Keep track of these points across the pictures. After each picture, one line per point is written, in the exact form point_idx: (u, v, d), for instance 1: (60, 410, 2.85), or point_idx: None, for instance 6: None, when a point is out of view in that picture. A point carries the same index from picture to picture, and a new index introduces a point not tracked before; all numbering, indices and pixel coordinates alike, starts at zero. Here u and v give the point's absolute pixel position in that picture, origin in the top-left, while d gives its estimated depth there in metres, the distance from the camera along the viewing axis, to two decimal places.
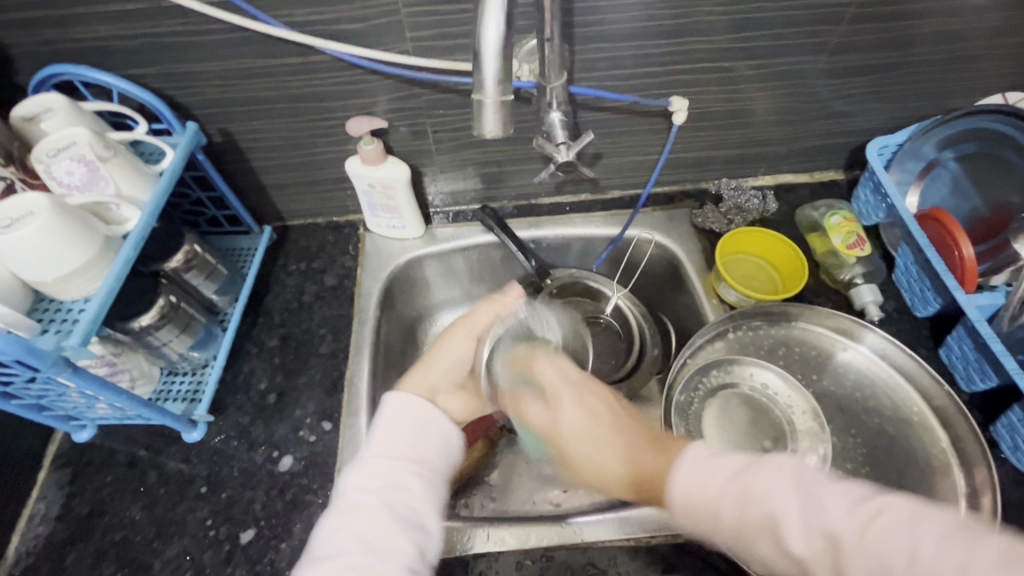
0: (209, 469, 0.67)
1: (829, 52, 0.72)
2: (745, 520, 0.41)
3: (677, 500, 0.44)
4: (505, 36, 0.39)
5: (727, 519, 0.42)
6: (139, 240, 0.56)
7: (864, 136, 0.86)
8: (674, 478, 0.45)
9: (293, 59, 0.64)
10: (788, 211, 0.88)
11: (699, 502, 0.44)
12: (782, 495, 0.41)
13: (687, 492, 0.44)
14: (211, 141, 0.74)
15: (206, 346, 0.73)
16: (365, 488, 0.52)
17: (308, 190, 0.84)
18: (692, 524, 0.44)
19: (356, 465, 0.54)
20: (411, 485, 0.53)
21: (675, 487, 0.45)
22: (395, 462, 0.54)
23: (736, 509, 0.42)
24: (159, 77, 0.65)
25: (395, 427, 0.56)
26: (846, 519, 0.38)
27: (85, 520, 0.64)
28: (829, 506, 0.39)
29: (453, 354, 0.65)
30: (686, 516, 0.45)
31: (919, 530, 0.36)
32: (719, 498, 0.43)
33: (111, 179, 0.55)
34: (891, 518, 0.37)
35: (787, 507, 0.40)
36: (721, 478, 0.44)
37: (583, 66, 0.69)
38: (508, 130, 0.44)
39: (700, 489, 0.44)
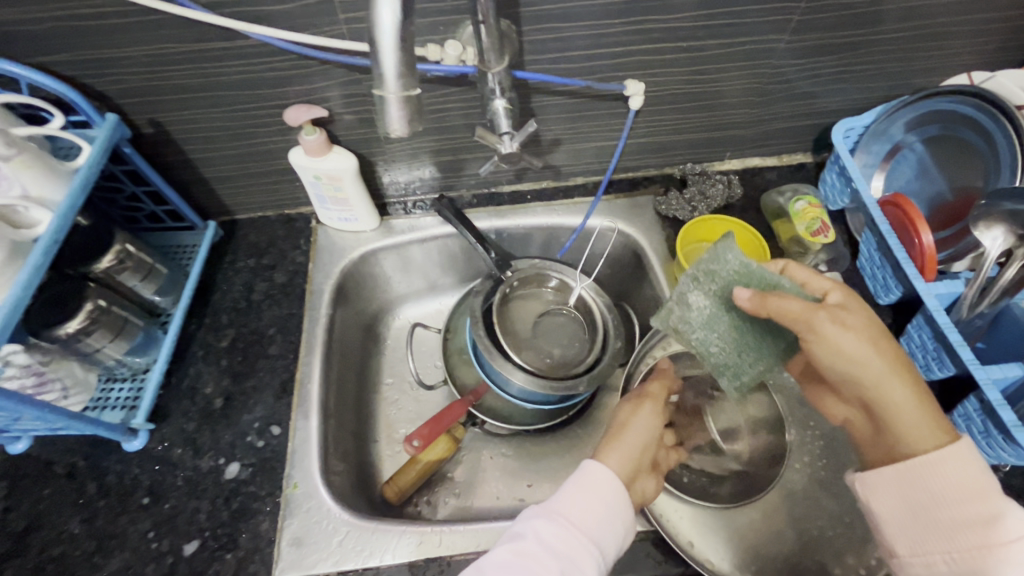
0: (152, 478, 0.65)
1: (794, 30, 0.69)
2: (947, 565, 0.45)
3: (936, 470, 0.47)
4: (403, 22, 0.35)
5: (963, 533, 0.45)
6: (51, 243, 0.52)
7: (831, 118, 0.83)
8: (934, 464, 0.47)
9: (218, 43, 0.59)
10: (754, 196, 0.86)
11: (917, 509, 0.47)
12: (1007, 553, 0.42)
13: (898, 512, 0.48)
14: (141, 133, 0.69)
15: (147, 349, 0.69)
16: (554, 550, 0.48)
17: (254, 182, 0.79)
18: (904, 518, 0.48)
19: (541, 517, 0.51)
20: (586, 562, 0.49)
21: (914, 478, 0.48)
22: (580, 531, 0.50)
23: (967, 505, 0.45)
24: (73, 64, 0.59)
25: (591, 496, 0.51)
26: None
27: (20, 535, 0.62)
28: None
29: (642, 428, 0.58)
30: (908, 503, 0.48)
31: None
32: (969, 501, 0.45)
33: (16, 179, 0.51)
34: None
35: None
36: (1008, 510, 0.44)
37: (534, 49, 0.65)
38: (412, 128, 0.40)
39: (929, 498, 0.47)
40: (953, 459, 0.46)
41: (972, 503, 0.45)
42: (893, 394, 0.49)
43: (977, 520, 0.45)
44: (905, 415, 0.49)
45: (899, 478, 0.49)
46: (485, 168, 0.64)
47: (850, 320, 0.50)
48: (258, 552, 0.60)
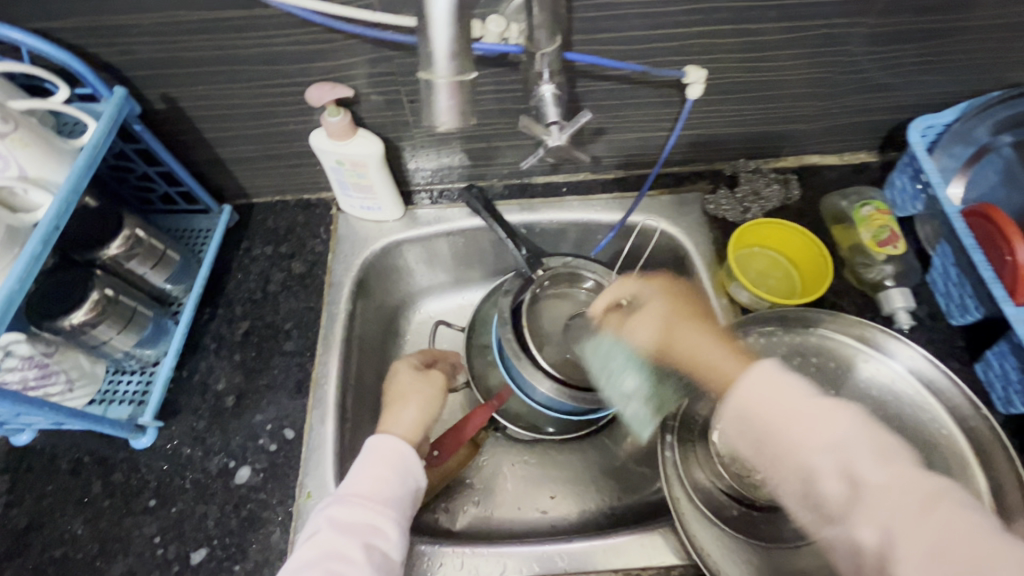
0: (159, 479, 0.61)
1: (879, 13, 0.61)
2: (803, 488, 0.45)
3: (748, 403, 0.48)
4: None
5: (799, 454, 0.45)
6: (53, 230, 0.47)
7: (906, 113, 0.75)
8: (742, 398, 0.48)
9: (236, 12, 0.53)
10: (813, 198, 0.78)
11: (756, 442, 0.48)
12: (848, 460, 0.43)
13: (745, 445, 0.49)
14: (152, 109, 0.64)
15: (156, 341, 0.65)
16: (340, 525, 0.52)
17: (272, 164, 0.74)
18: (752, 451, 0.48)
19: (333, 503, 0.53)
20: (389, 528, 0.53)
21: (744, 415, 0.48)
22: (369, 501, 0.53)
23: (784, 427, 0.46)
24: (78, 31, 0.54)
25: (369, 469, 0.55)
26: (864, 474, 0.42)
27: (23, 533, 0.59)
28: (852, 460, 0.42)
29: (401, 415, 0.63)
30: (744, 434, 0.49)
31: (903, 493, 0.40)
32: (795, 424, 0.45)
33: (12, 158, 0.47)
34: (890, 469, 0.41)
35: (823, 466, 0.43)
36: (800, 410, 0.46)
37: (585, 27, 0.58)
38: (465, 120, 0.37)
39: (760, 429, 0.47)
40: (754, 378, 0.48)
41: (797, 426, 0.45)
42: (696, 346, 0.56)
43: (785, 423, 0.46)
44: (707, 357, 0.55)
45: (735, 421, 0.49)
46: (528, 160, 0.55)
47: (673, 289, 0.62)
48: (268, 565, 0.57)
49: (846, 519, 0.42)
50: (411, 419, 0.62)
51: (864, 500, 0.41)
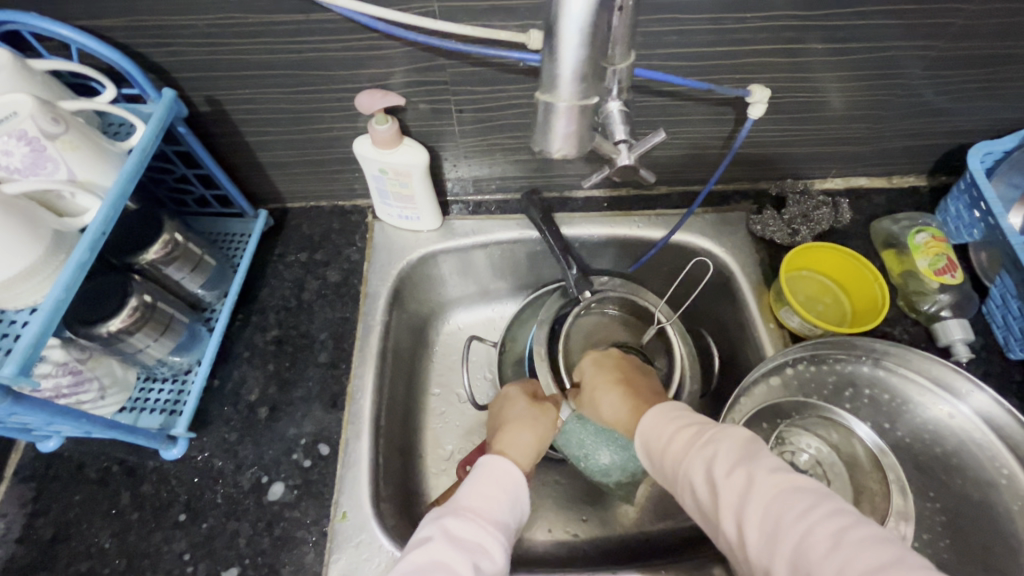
0: (189, 492, 0.59)
1: (950, 36, 0.59)
2: (697, 504, 0.47)
3: (648, 437, 0.52)
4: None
5: (680, 471, 0.48)
6: (98, 237, 0.45)
7: (962, 139, 0.73)
8: (647, 433, 0.53)
9: (293, 16, 0.52)
10: (863, 221, 0.76)
11: (660, 466, 0.51)
12: (721, 472, 0.45)
13: (657, 471, 0.52)
14: (195, 111, 0.62)
15: (189, 349, 0.63)
16: (452, 538, 0.48)
17: (311, 170, 0.72)
18: (661, 476, 0.52)
19: (446, 514, 0.50)
20: (498, 552, 0.48)
21: (649, 447, 0.52)
22: (482, 520, 0.50)
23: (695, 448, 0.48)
24: (129, 30, 0.53)
25: (483, 487, 0.52)
26: (720, 476, 0.45)
27: (48, 544, 0.57)
28: (715, 466, 0.46)
29: (516, 440, 0.60)
30: (650, 458, 0.52)
31: (754, 494, 0.43)
32: (674, 445, 0.50)
33: (62, 161, 0.45)
34: (743, 473, 0.44)
35: (694, 472, 0.47)
36: (678, 435, 0.50)
37: (647, 41, 0.56)
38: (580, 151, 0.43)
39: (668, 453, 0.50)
40: (650, 418, 0.54)
41: (677, 447, 0.49)
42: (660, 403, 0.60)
43: (671, 439, 0.50)
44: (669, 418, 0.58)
45: (644, 448, 0.54)
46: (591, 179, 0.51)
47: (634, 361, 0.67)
48: None
49: (715, 515, 0.45)
50: (522, 446, 0.60)
51: (723, 497, 0.44)
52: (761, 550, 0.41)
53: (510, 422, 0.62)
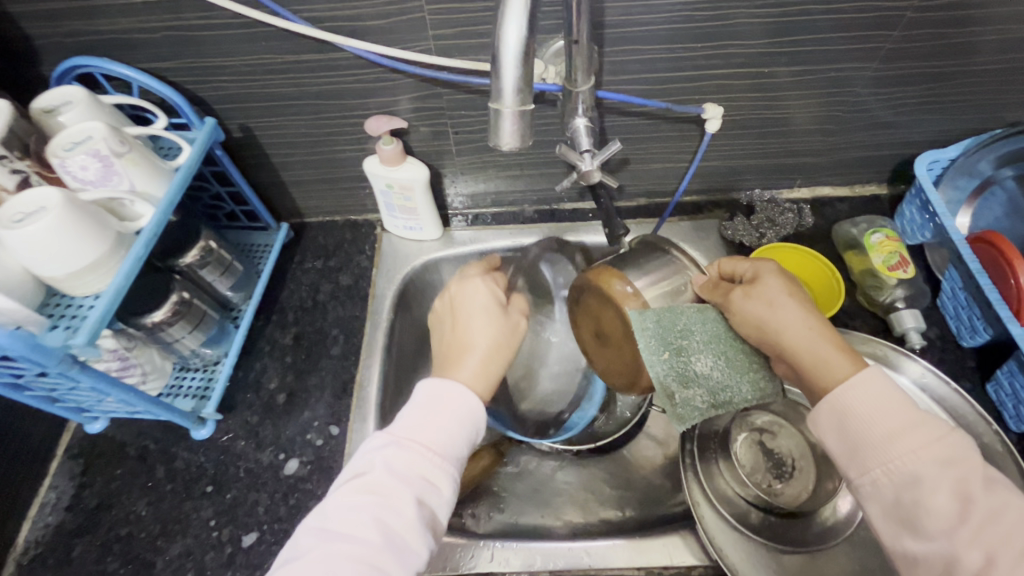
0: (216, 467, 0.67)
1: (881, 59, 0.67)
2: (898, 502, 0.44)
3: (853, 408, 0.47)
4: (527, 39, 0.35)
5: (896, 462, 0.45)
6: (151, 238, 0.55)
7: (911, 149, 0.80)
8: (858, 400, 0.47)
9: (313, 55, 0.62)
10: (825, 226, 0.83)
11: (856, 441, 0.47)
12: (988, 493, 0.43)
13: (843, 441, 0.48)
14: (230, 137, 0.73)
15: (218, 342, 0.72)
16: (398, 474, 0.49)
17: (327, 187, 0.82)
18: (842, 447, 0.48)
19: (391, 447, 0.50)
20: (444, 483, 0.50)
21: (849, 416, 0.48)
22: (426, 453, 0.50)
23: (922, 448, 0.45)
24: (179, 71, 0.63)
25: (429, 415, 0.51)
26: (979, 496, 0.43)
27: (93, 512, 0.65)
28: (969, 481, 0.43)
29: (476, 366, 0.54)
30: (841, 428, 0.48)
31: (1007, 526, 0.41)
32: (900, 434, 0.46)
33: (125, 174, 0.55)
34: (1004, 501, 0.42)
35: (936, 479, 0.43)
36: (911, 426, 0.46)
37: (612, 69, 0.65)
38: (526, 141, 0.40)
39: (881, 438, 0.46)
40: (868, 383, 0.48)
41: (906, 437, 0.45)
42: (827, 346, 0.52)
43: (895, 433, 0.46)
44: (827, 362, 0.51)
45: (834, 417, 0.48)
46: (563, 185, 0.61)
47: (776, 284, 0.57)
48: None
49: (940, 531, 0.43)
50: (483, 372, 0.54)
51: (978, 521, 0.42)
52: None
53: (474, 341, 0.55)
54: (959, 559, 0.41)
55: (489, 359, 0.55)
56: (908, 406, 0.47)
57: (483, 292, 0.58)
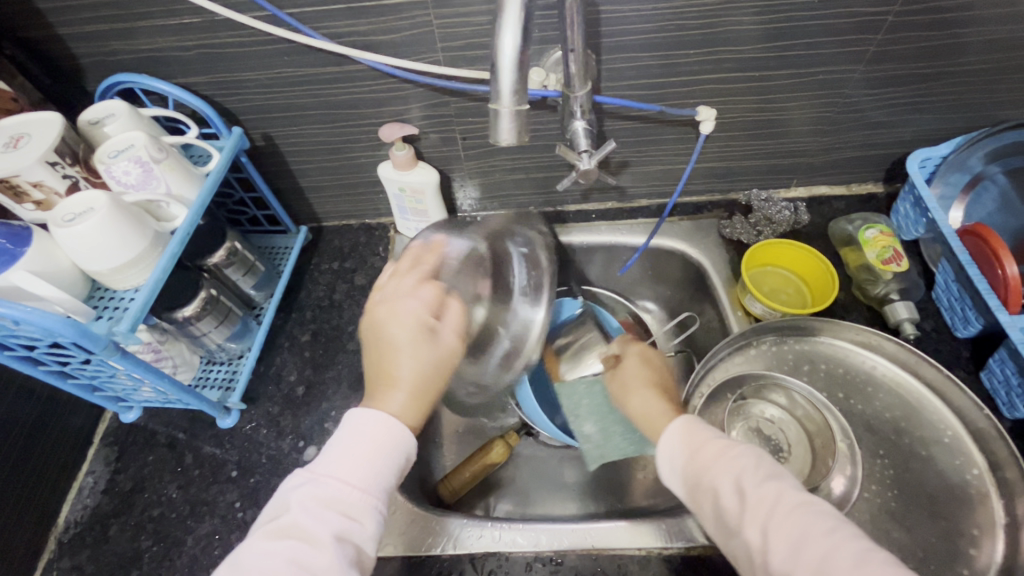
0: (240, 454, 0.71)
1: (868, 61, 0.70)
2: (711, 518, 0.50)
3: (671, 442, 0.54)
4: (521, 46, 0.39)
5: (701, 482, 0.50)
6: (185, 238, 0.60)
7: (904, 148, 0.83)
8: (665, 441, 0.54)
9: (332, 68, 0.67)
10: (821, 224, 0.86)
11: (672, 472, 0.53)
12: (768, 482, 0.48)
13: (670, 477, 0.54)
14: (254, 145, 0.78)
15: (243, 337, 0.77)
16: (315, 509, 0.47)
17: (344, 192, 0.87)
18: (673, 482, 0.53)
19: (310, 482, 0.48)
20: (366, 517, 0.48)
21: (668, 452, 0.54)
22: (345, 485, 0.48)
23: (713, 464, 0.51)
24: (210, 84, 0.69)
25: (359, 444, 0.50)
26: (751, 488, 0.48)
27: (127, 495, 0.69)
28: (745, 477, 0.49)
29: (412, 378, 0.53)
30: (668, 466, 0.54)
31: (779, 510, 0.46)
32: (694, 458, 0.52)
33: (163, 179, 0.60)
34: (778, 486, 0.47)
35: (723, 484, 0.49)
36: (704, 445, 0.52)
37: (610, 76, 0.69)
38: (523, 138, 0.44)
39: (689, 464, 0.52)
40: (675, 431, 0.55)
41: (698, 458, 0.52)
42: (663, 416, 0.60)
43: (697, 450, 0.52)
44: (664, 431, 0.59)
45: (664, 463, 0.54)
46: (564, 182, 0.65)
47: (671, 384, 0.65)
48: None
49: (738, 526, 0.47)
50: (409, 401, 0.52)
51: (752, 508, 0.47)
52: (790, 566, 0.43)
53: (414, 363, 0.53)
54: (751, 547, 0.46)
55: (418, 398, 0.53)
56: (710, 434, 0.53)
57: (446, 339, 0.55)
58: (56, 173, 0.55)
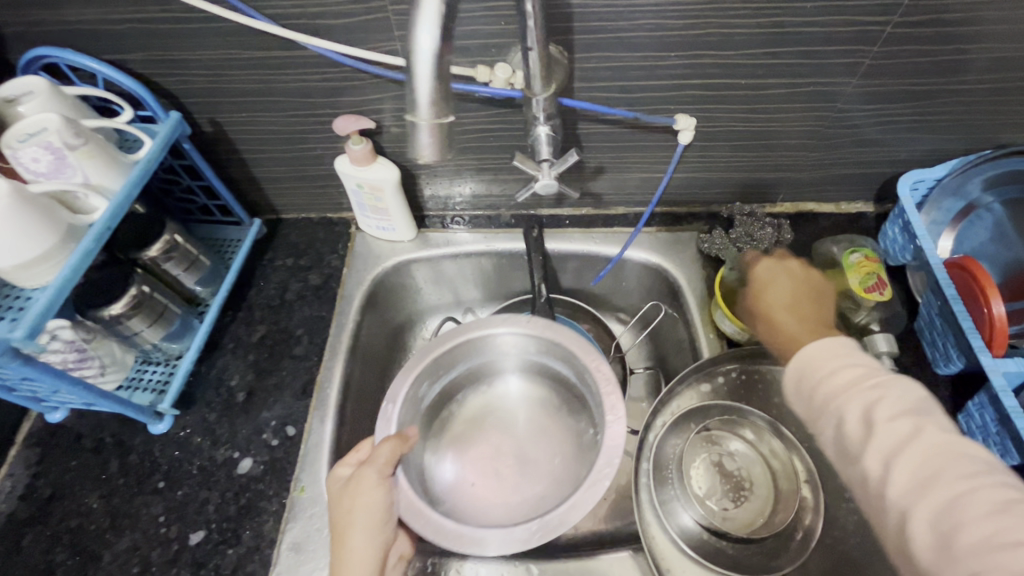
0: (170, 463, 0.67)
1: (862, 75, 0.64)
2: (838, 440, 0.49)
3: (799, 372, 0.53)
4: (441, 49, 0.34)
5: (834, 402, 0.49)
6: (102, 235, 0.55)
7: (897, 168, 0.78)
8: (805, 360, 0.53)
9: (279, 52, 0.62)
10: (805, 243, 0.81)
11: (803, 393, 0.53)
12: (915, 424, 0.45)
13: (799, 399, 0.53)
14: (201, 131, 0.73)
15: (182, 337, 0.72)
16: None
17: (301, 184, 0.82)
18: (802, 403, 0.53)
19: None
20: None
21: (801, 374, 0.53)
22: None
23: (849, 411, 0.48)
24: (146, 63, 0.63)
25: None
26: (882, 421, 0.46)
27: (45, 502, 0.65)
28: (878, 408, 0.47)
29: (364, 507, 0.56)
30: (797, 391, 0.53)
31: (913, 445, 0.44)
32: (832, 397, 0.50)
33: (79, 167, 0.55)
34: (949, 431, 0.44)
35: (851, 411, 0.48)
36: (857, 381, 0.49)
37: (584, 76, 0.64)
38: (445, 156, 0.40)
39: (816, 391, 0.51)
40: (824, 348, 0.53)
41: (844, 411, 0.48)
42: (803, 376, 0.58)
43: (826, 375, 0.51)
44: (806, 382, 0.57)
45: (795, 376, 0.54)
46: (522, 195, 0.61)
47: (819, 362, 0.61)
48: (258, 551, 0.61)
49: (857, 454, 0.47)
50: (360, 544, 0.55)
51: (877, 440, 0.45)
52: (907, 494, 0.43)
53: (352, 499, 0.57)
54: (868, 474, 0.46)
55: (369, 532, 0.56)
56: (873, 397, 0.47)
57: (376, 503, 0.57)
58: None
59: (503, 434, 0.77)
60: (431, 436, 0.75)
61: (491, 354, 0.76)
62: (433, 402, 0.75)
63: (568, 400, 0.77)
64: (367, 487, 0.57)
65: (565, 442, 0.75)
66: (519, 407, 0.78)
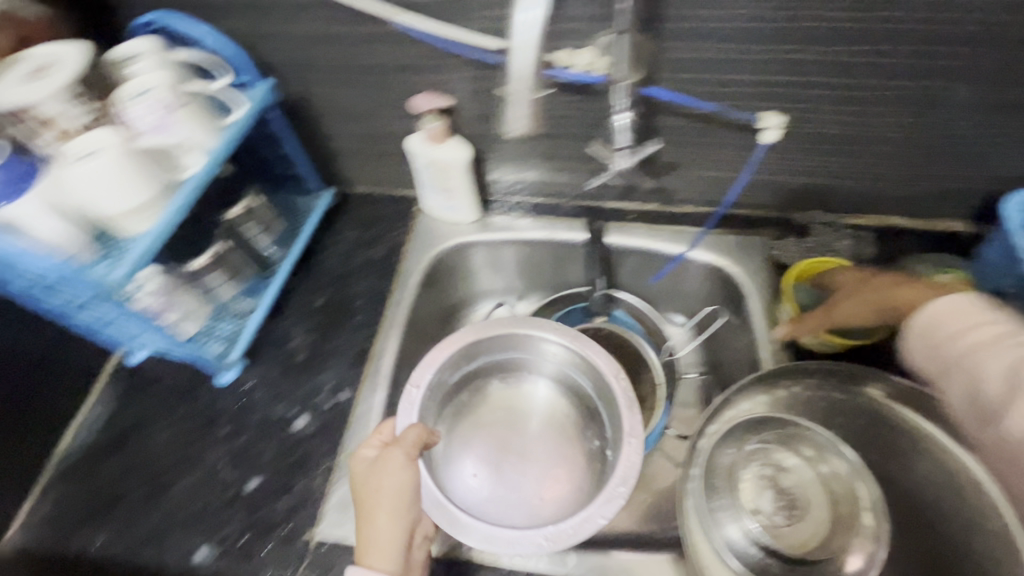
0: (234, 412, 0.71)
1: (975, 80, 0.59)
2: (970, 395, 0.55)
3: (926, 325, 0.59)
4: (544, 24, 0.39)
5: (969, 360, 0.55)
6: (196, 187, 0.59)
7: (1003, 186, 0.72)
8: (937, 313, 0.58)
9: (369, 28, 0.63)
10: (887, 259, 0.76)
11: (938, 353, 0.58)
12: None
13: (928, 361, 0.59)
14: (286, 101, 0.76)
15: (254, 294, 0.77)
16: None
17: (373, 159, 0.84)
18: (924, 358, 0.59)
19: None
20: None
21: (933, 324, 0.58)
22: None
23: (987, 365, 0.54)
24: (246, 33, 0.67)
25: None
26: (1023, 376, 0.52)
27: (123, 434, 0.70)
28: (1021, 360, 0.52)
29: (392, 488, 0.54)
30: (921, 343, 0.59)
31: None
32: (957, 345, 0.56)
33: (180, 127, 0.58)
34: None
35: (991, 368, 0.54)
36: (980, 326, 0.56)
37: (667, 66, 0.62)
38: (534, 126, 0.45)
39: (952, 352, 0.56)
40: (953, 300, 0.58)
41: (959, 345, 0.56)
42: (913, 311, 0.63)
43: (960, 333, 0.56)
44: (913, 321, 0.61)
45: (921, 339, 0.59)
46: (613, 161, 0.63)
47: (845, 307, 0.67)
48: (307, 505, 0.64)
49: (1001, 406, 0.53)
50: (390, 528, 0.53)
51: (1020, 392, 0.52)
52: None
53: (375, 476, 0.55)
54: (1009, 426, 0.52)
55: (394, 515, 0.54)
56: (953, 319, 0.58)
57: (405, 485, 0.55)
58: (75, 106, 0.54)
59: (516, 436, 0.72)
60: (448, 427, 0.71)
61: (529, 353, 0.71)
62: (458, 384, 0.71)
63: (589, 423, 0.71)
64: (391, 469, 0.55)
65: (585, 469, 0.69)
66: (539, 413, 0.73)
